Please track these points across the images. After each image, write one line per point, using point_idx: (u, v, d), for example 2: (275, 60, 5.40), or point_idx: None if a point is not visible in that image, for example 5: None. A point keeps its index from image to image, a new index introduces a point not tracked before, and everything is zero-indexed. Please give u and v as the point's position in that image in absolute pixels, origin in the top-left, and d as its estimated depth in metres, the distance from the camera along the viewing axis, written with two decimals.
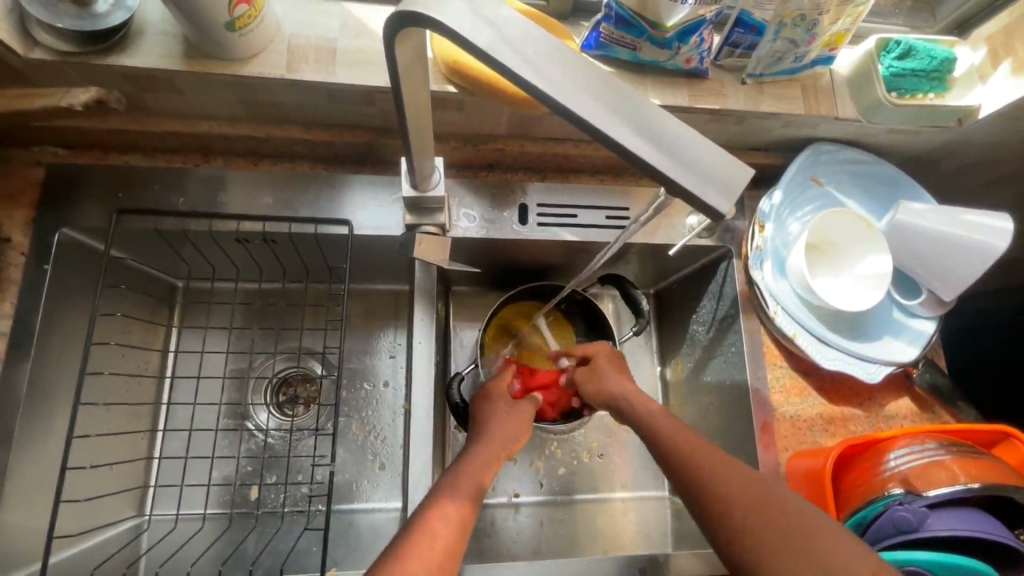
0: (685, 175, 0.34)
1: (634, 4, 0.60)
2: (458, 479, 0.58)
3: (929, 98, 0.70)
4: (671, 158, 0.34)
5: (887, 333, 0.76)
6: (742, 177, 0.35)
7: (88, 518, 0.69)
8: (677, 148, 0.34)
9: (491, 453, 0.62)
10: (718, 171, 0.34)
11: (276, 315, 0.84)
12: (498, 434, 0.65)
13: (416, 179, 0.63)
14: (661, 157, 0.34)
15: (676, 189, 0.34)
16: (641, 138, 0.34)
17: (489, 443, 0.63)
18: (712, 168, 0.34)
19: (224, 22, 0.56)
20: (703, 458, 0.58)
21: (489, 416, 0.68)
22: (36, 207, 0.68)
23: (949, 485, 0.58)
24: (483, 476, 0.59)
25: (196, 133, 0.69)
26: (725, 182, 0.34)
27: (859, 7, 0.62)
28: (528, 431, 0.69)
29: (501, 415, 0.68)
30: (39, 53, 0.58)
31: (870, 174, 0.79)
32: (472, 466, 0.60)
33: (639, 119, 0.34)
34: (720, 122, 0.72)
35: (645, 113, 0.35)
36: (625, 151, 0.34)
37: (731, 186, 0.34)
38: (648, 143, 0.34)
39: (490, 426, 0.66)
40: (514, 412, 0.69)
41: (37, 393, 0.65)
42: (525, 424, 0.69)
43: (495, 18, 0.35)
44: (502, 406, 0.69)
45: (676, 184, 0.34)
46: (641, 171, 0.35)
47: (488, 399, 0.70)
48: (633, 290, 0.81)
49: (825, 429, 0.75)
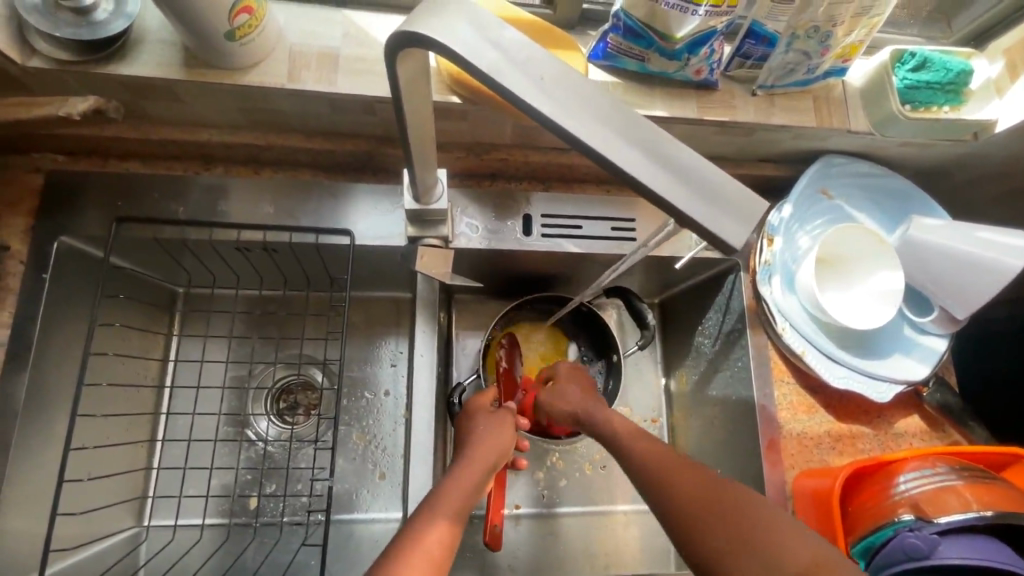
0: (695, 205, 0.33)
1: (643, 15, 0.58)
2: (439, 499, 0.56)
3: (943, 112, 0.68)
4: (680, 185, 0.33)
5: (898, 351, 0.75)
6: (758, 206, 0.33)
7: (85, 529, 0.68)
8: (689, 173, 0.33)
9: (475, 471, 0.61)
10: (732, 199, 0.33)
11: (276, 324, 0.83)
12: (482, 450, 0.63)
13: (418, 192, 0.62)
14: (672, 185, 0.33)
15: (686, 220, 0.33)
16: (649, 163, 0.33)
17: (472, 460, 0.62)
18: (725, 196, 0.33)
19: (224, 32, 0.55)
20: (669, 465, 0.56)
21: (473, 433, 0.66)
22: (35, 214, 0.67)
23: (961, 512, 0.57)
24: (467, 495, 0.58)
25: (196, 141, 0.68)
26: (739, 209, 0.33)
27: (874, 18, 0.60)
28: (513, 443, 0.68)
29: (482, 431, 0.66)
30: (37, 62, 0.57)
31: (882, 187, 0.77)
32: (450, 485, 0.58)
33: (648, 145, 0.33)
34: (729, 134, 0.71)
35: (657, 140, 0.33)
36: (631, 178, 0.33)
37: (747, 214, 0.33)
38: (658, 169, 0.33)
39: (473, 443, 0.65)
40: (501, 427, 0.68)
41: (34, 405, 0.64)
42: (508, 434, 0.67)
43: (500, 39, 0.34)
44: (485, 420, 0.68)
45: (684, 212, 0.33)
46: (651, 199, 0.33)
47: (471, 416, 0.70)
48: (638, 303, 0.80)
49: (833, 447, 0.74)
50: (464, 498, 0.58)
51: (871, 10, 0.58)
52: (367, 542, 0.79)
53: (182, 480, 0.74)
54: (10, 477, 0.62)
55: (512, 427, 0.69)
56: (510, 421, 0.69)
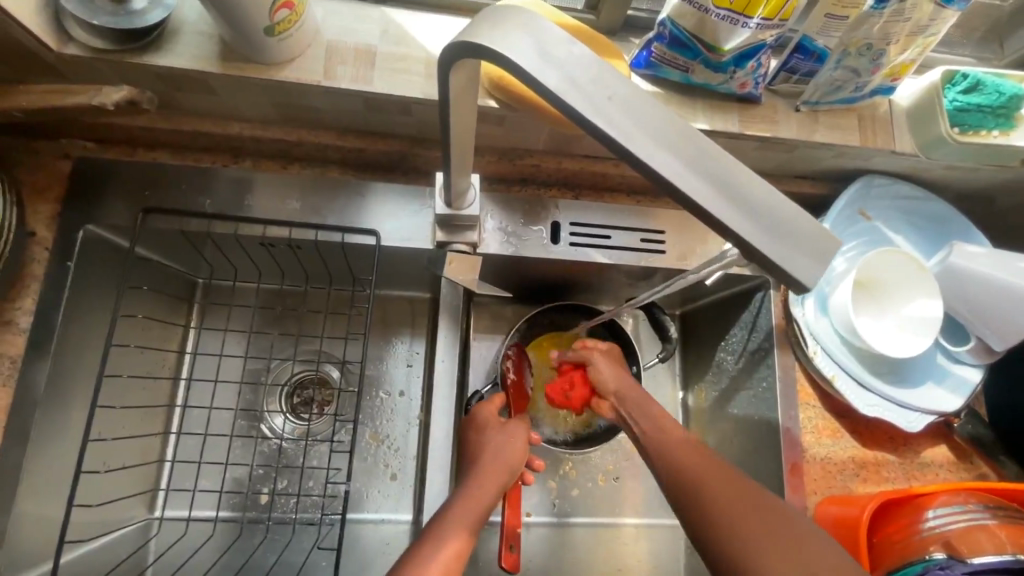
0: (749, 229, 0.32)
1: (691, 26, 0.57)
2: (448, 517, 0.56)
3: (993, 136, 0.66)
4: (745, 217, 0.32)
5: (929, 380, 0.73)
6: (811, 231, 0.33)
7: (100, 520, 0.68)
8: (744, 194, 0.32)
9: (484, 492, 0.60)
10: (787, 225, 0.32)
11: (294, 319, 0.82)
12: (491, 470, 0.63)
13: (450, 198, 0.61)
14: (727, 208, 0.32)
15: (737, 242, 0.32)
16: (705, 182, 0.32)
17: (481, 479, 0.62)
18: (781, 222, 0.32)
19: (263, 26, 0.54)
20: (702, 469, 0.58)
21: (481, 450, 0.66)
22: (62, 201, 0.66)
23: (995, 554, 0.55)
24: (478, 513, 0.58)
25: (226, 134, 0.68)
26: (794, 236, 0.32)
27: (930, 37, 0.58)
28: (523, 461, 0.67)
29: (492, 445, 0.66)
30: (72, 49, 0.56)
31: (921, 211, 0.75)
32: (461, 503, 0.58)
33: (714, 173, 0.32)
34: (769, 149, 0.69)
35: (714, 160, 0.32)
36: (688, 202, 0.32)
37: (802, 241, 0.32)
38: (709, 188, 0.32)
39: (481, 462, 0.64)
40: (513, 446, 0.66)
41: (54, 393, 0.63)
42: (519, 453, 0.66)
43: (562, 54, 0.33)
44: (494, 436, 0.67)
45: (740, 236, 0.32)
46: (704, 222, 0.32)
47: (479, 429, 0.69)
48: (663, 316, 0.79)
49: (857, 473, 0.72)
50: (477, 516, 0.58)
51: (928, 29, 0.56)
52: (377, 544, 0.79)
53: (196, 474, 0.73)
54: (30, 465, 0.61)
55: (521, 443, 0.67)
56: (522, 436, 0.68)
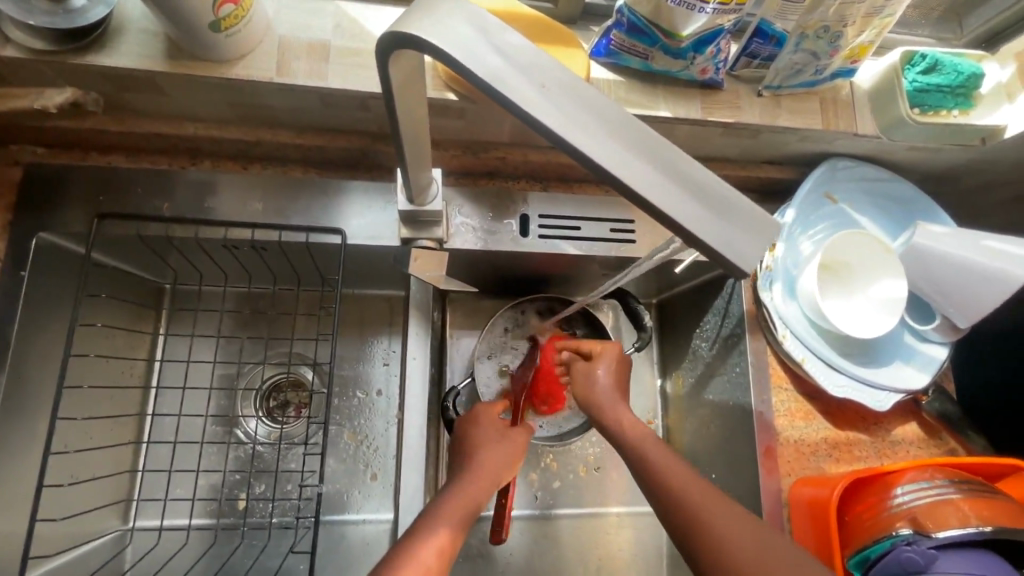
0: (681, 208, 0.32)
1: (647, 12, 0.56)
2: (439, 509, 0.56)
3: (953, 116, 0.67)
4: (673, 193, 0.32)
5: (897, 359, 0.74)
6: (743, 207, 0.32)
7: (69, 535, 0.67)
8: (677, 169, 0.32)
9: (479, 489, 0.60)
10: (717, 198, 0.32)
11: (266, 322, 0.81)
12: (486, 468, 0.62)
13: (411, 192, 0.60)
14: (661, 187, 0.32)
15: (665, 220, 0.32)
16: (633, 161, 0.31)
17: (473, 477, 0.61)
18: (711, 194, 0.32)
19: (209, 22, 0.52)
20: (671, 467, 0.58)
21: (477, 446, 0.65)
22: (13, 208, 0.64)
23: (960, 527, 0.56)
24: (469, 509, 0.58)
25: (180, 135, 0.66)
26: (724, 208, 0.32)
27: (886, 18, 0.58)
28: (518, 462, 0.66)
29: (489, 442, 0.65)
30: (11, 51, 0.54)
31: (886, 192, 0.76)
32: (450, 499, 0.58)
33: (644, 145, 0.32)
34: (732, 135, 0.69)
35: (642, 136, 0.32)
36: (616, 180, 0.31)
37: (734, 212, 0.32)
38: (641, 168, 0.31)
39: (477, 457, 0.63)
40: (515, 448, 0.66)
41: (12, 405, 0.62)
42: (517, 454, 0.66)
43: (498, 42, 0.32)
44: (494, 435, 0.66)
45: (662, 212, 0.31)
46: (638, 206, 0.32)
47: (476, 423, 0.68)
48: (637, 305, 0.80)
49: (829, 454, 0.73)
50: (468, 512, 0.58)
51: (883, 10, 0.56)
52: (356, 545, 0.78)
53: (167, 482, 0.72)
54: None
55: (521, 447, 0.67)
56: (522, 439, 0.68)
